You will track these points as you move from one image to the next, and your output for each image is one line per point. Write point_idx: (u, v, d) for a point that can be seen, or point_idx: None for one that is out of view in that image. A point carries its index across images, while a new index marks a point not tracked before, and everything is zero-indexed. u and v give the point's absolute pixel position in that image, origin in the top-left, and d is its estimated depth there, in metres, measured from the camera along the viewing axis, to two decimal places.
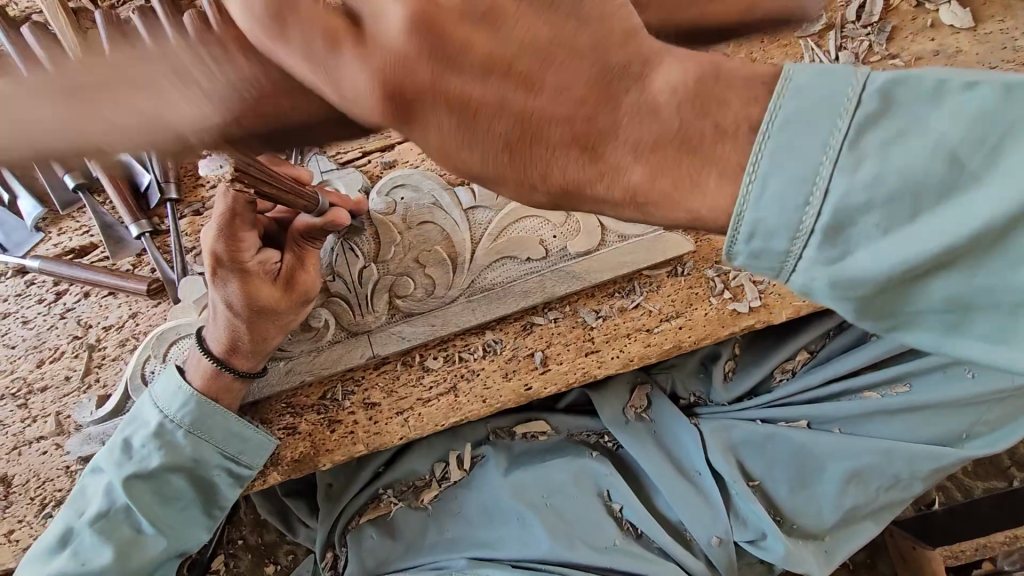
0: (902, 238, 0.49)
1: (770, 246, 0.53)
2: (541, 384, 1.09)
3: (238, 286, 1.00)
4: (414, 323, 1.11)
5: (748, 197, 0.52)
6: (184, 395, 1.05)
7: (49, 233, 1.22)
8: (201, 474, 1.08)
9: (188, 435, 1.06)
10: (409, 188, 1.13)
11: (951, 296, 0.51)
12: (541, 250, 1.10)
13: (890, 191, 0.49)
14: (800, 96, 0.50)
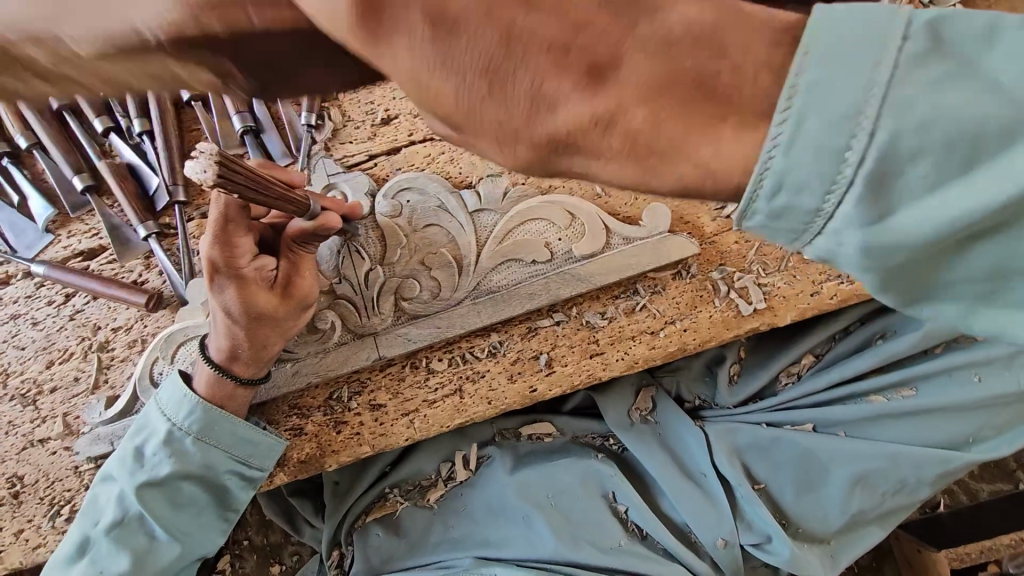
0: (948, 196, 0.44)
1: (797, 203, 0.47)
2: (546, 386, 1.10)
3: (235, 292, 1.00)
4: (420, 325, 1.12)
5: (771, 151, 0.46)
6: (191, 402, 1.05)
7: (58, 235, 1.23)
8: (212, 480, 1.09)
9: (197, 442, 1.06)
10: (415, 191, 1.14)
11: (992, 266, 0.46)
12: (546, 252, 1.10)
13: (939, 140, 0.42)
14: (841, 28, 0.43)
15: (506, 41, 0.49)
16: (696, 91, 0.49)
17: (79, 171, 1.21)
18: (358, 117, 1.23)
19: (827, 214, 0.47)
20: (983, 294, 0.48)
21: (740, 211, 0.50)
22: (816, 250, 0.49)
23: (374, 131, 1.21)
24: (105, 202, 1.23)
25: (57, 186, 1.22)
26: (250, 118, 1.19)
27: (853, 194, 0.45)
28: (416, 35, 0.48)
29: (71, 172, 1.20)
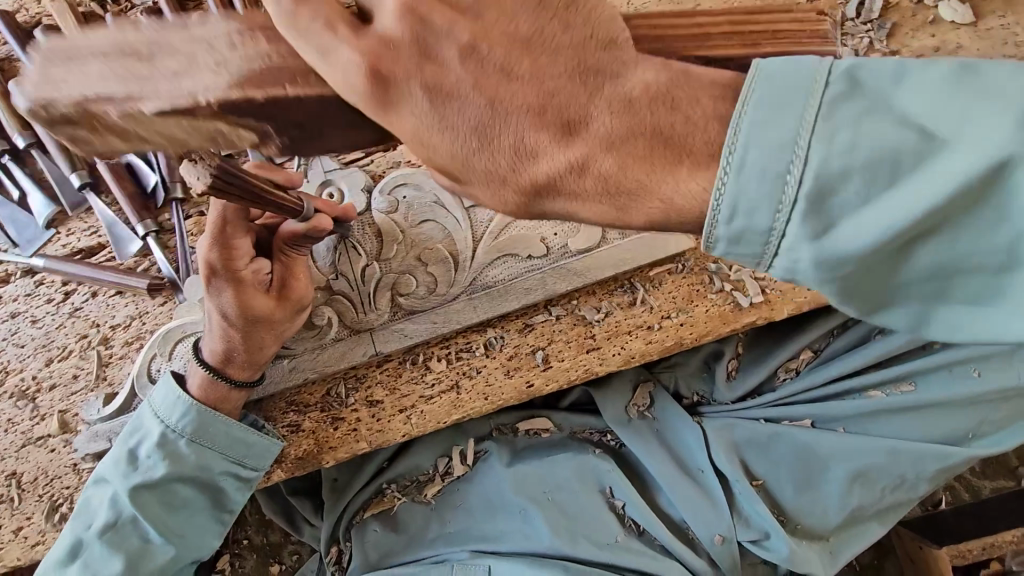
0: (882, 206, 0.51)
1: (751, 225, 0.53)
2: (542, 381, 1.10)
3: (232, 295, 1.01)
4: (416, 321, 1.12)
5: (724, 183, 0.53)
6: (185, 404, 1.05)
7: (58, 232, 1.24)
8: (207, 482, 1.10)
9: (192, 443, 1.07)
10: (411, 187, 1.14)
11: (939, 263, 0.52)
12: (542, 247, 1.10)
13: (866, 160, 0.50)
14: (769, 82, 0.52)
15: (490, 102, 0.58)
16: (655, 141, 0.57)
17: (77, 169, 1.21)
18: None
19: (784, 233, 0.53)
20: (931, 291, 0.54)
21: (704, 237, 0.56)
22: (778, 268, 0.55)
23: None
24: (104, 200, 1.24)
25: (56, 185, 1.23)
26: None
27: (798, 213, 0.52)
28: (416, 99, 0.58)
29: (69, 171, 1.21)
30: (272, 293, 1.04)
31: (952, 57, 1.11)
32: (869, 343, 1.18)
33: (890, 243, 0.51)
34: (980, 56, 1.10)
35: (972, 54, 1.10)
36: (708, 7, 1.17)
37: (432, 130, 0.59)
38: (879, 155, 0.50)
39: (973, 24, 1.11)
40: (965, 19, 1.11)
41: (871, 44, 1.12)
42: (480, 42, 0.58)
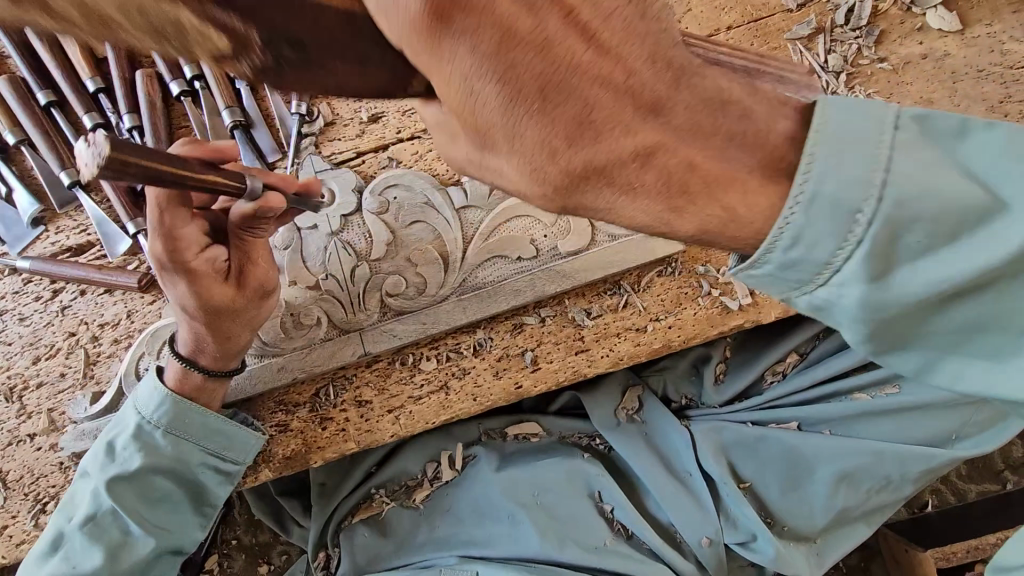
0: (943, 259, 0.57)
1: (809, 255, 0.58)
2: (531, 383, 1.11)
3: (185, 285, 1.00)
4: (405, 321, 1.12)
5: (794, 215, 0.58)
6: (160, 395, 1.06)
7: (47, 230, 1.23)
8: (185, 474, 1.10)
9: (167, 436, 1.07)
10: (401, 188, 1.14)
11: (967, 319, 0.60)
12: (531, 249, 1.10)
13: (933, 215, 0.56)
14: (838, 127, 0.56)
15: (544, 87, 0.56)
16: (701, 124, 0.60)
17: (66, 167, 1.21)
18: (347, 114, 1.22)
19: (845, 260, 0.58)
20: (944, 345, 0.62)
21: (754, 259, 0.61)
22: (807, 299, 0.62)
23: (362, 128, 1.21)
24: (94, 198, 1.23)
25: (45, 182, 1.22)
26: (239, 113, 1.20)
27: (861, 252, 0.57)
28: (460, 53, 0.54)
29: (59, 168, 1.20)
30: (231, 281, 1.02)
31: (939, 64, 1.12)
32: None
33: (933, 295, 0.58)
34: (966, 64, 1.11)
35: (959, 62, 1.11)
36: (700, 11, 1.17)
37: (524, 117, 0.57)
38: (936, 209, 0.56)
39: (960, 32, 1.12)
40: (952, 26, 1.12)
41: (859, 51, 1.14)
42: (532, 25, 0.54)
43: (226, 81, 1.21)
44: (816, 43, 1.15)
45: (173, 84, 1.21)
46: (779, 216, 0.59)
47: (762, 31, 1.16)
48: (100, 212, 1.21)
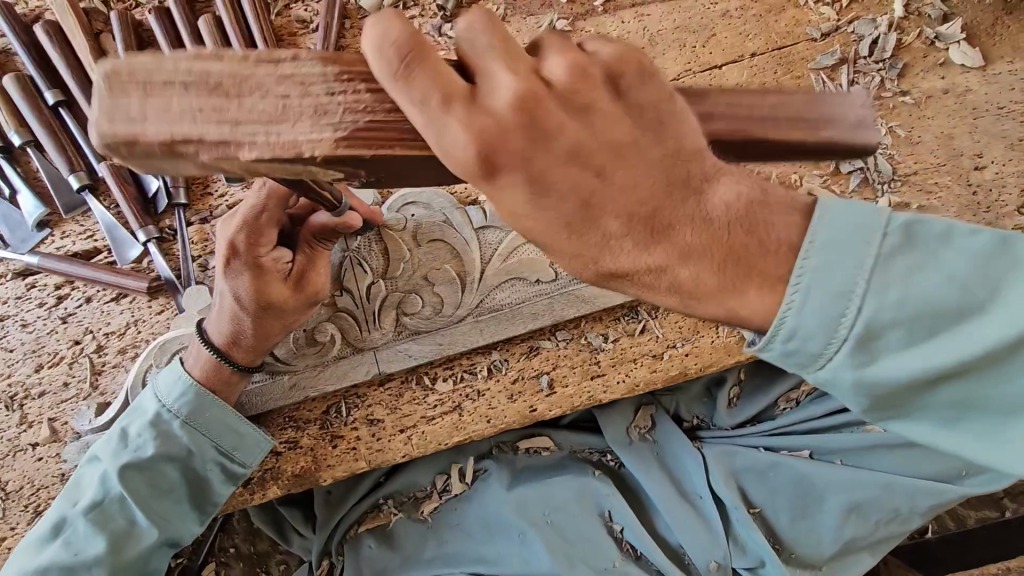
0: (930, 351, 0.58)
1: (806, 345, 0.59)
2: (546, 406, 1.11)
3: (250, 280, 0.98)
4: (421, 341, 1.10)
5: (794, 304, 0.58)
6: (182, 382, 1.04)
7: (53, 233, 1.20)
8: (195, 470, 1.06)
9: (185, 427, 1.04)
10: (420, 205, 1.12)
11: (953, 402, 0.60)
12: (551, 272, 1.09)
13: (910, 315, 0.57)
14: (833, 224, 0.58)
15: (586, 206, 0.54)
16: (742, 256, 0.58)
17: (75, 170, 1.18)
18: None
19: (832, 354, 0.59)
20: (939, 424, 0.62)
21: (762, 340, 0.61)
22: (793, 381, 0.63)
23: None
24: (103, 202, 1.20)
25: (52, 185, 1.19)
26: None
27: (848, 346, 0.58)
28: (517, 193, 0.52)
29: (66, 171, 1.17)
30: (290, 282, 1.01)
31: (961, 99, 1.13)
32: None
33: (929, 375, 0.58)
34: (987, 101, 1.12)
35: (980, 98, 1.12)
36: (724, 36, 1.17)
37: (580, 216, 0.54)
38: (897, 303, 0.57)
39: (982, 68, 1.13)
40: (975, 62, 1.13)
41: (883, 83, 1.14)
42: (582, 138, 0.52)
43: None
44: (839, 74, 1.15)
45: None
46: (782, 302, 0.58)
47: (786, 58, 1.16)
48: (109, 217, 1.18)
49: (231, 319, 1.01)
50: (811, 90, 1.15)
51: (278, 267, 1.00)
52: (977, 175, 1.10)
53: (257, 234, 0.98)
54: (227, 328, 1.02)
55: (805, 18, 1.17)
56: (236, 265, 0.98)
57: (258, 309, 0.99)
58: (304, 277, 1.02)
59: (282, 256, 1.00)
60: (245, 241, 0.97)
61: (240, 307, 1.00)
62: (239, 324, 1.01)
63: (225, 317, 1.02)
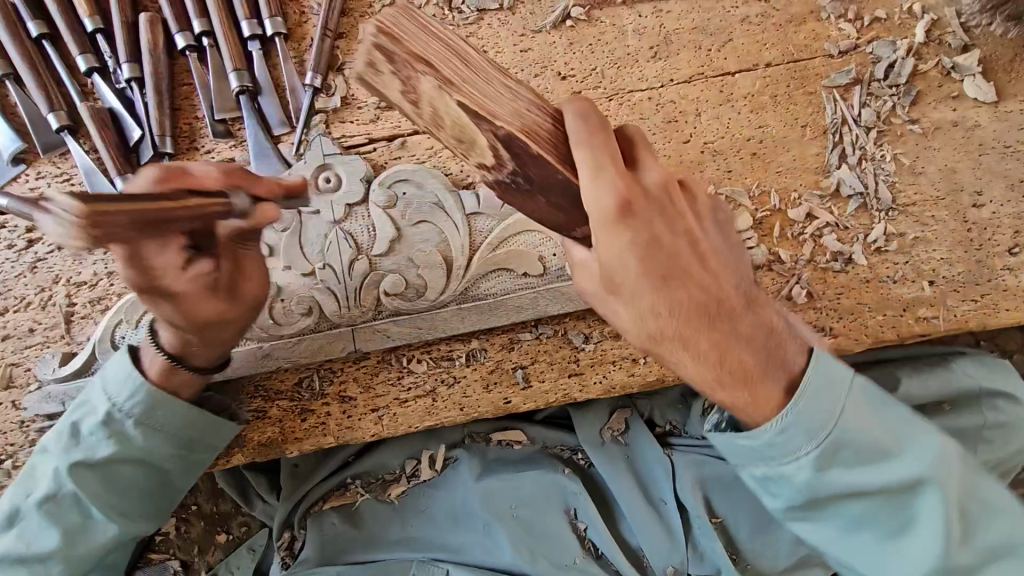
0: (856, 475, 0.81)
1: (779, 450, 0.80)
2: (520, 400, 1.10)
3: (176, 306, 0.91)
4: (400, 323, 1.08)
5: (780, 421, 0.78)
6: (135, 382, 0.99)
7: (27, 172, 1.15)
8: (154, 464, 1.03)
9: (138, 425, 1.00)
10: (411, 185, 1.09)
11: (847, 521, 0.84)
12: (539, 266, 1.07)
13: (843, 449, 0.80)
14: (820, 378, 0.79)
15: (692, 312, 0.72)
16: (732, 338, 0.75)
17: (54, 109, 1.12)
18: (362, 96, 1.16)
19: (795, 459, 0.80)
20: (845, 530, 0.85)
21: (753, 431, 0.80)
22: (762, 470, 0.82)
23: (376, 114, 1.15)
24: (82, 146, 1.15)
25: (29, 122, 1.14)
26: (249, 78, 1.14)
27: (811, 457, 0.80)
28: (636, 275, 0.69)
29: (46, 110, 1.12)
30: (221, 293, 0.93)
31: (969, 133, 1.11)
32: None
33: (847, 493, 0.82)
34: (994, 138, 1.11)
35: (988, 134, 1.11)
36: (741, 43, 1.14)
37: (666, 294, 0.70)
38: (865, 448, 0.81)
39: (994, 103, 1.12)
40: (987, 97, 1.12)
41: (893, 108, 1.12)
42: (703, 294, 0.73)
43: (237, 42, 1.14)
44: (852, 94, 1.13)
45: (179, 36, 1.13)
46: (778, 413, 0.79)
47: (801, 72, 1.14)
48: (87, 162, 1.13)
49: (169, 335, 0.97)
50: (822, 108, 1.13)
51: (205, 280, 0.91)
52: (973, 213, 1.10)
53: (134, 260, 0.84)
54: (172, 341, 0.98)
55: (824, 32, 1.14)
56: (149, 289, 0.88)
57: (195, 325, 0.94)
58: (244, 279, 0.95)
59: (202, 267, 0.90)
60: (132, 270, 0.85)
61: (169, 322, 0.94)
62: (178, 339, 0.97)
63: (165, 329, 0.97)
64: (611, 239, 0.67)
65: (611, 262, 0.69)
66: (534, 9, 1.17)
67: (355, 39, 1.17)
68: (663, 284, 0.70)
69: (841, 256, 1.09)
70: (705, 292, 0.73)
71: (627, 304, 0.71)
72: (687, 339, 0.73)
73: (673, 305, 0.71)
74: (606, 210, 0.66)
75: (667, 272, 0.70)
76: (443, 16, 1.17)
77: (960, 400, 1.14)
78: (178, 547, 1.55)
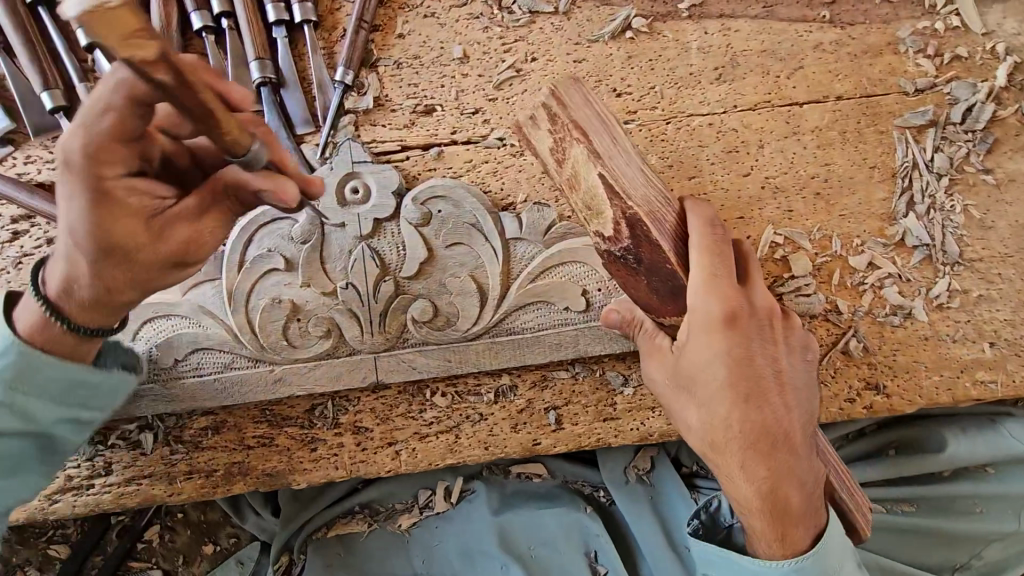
0: None
1: None
2: (551, 442, 1.02)
3: (96, 218, 0.71)
4: (428, 353, 0.99)
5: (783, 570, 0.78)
6: (1, 343, 0.76)
7: (14, 155, 1.03)
8: (29, 433, 0.81)
9: (10, 395, 0.77)
10: (448, 201, 0.99)
11: None
12: (582, 301, 0.98)
13: None
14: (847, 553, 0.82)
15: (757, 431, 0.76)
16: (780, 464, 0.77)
17: (49, 87, 1.00)
18: (397, 98, 1.05)
19: None
20: None
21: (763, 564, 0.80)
22: None
23: (411, 119, 1.05)
24: None
25: (19, 99, 1.01)
26: (272, 68, 1.02)
27: None
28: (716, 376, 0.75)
29: (39, 87, 0.99)
30: (161, 229, 0.74)
31: None
32: (882, 457, 1.14)
33: None
34: None
35: None
36: (812, 72, 1.06)
37: (739, 404, 0.75)
38: None
39: None
40: None
41: (968, 155, 1.05)
42: (774, 418, 0.76)
43: (261, 28, 1.02)
44: (925, 136, 1.05)
45: (195, 15, 1.01)
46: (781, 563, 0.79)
47: (872, 109, 1.06)
48: None
49: (63, 259, 0.75)
50: (892, 149, 1.05)
51: (147, 207, 0.73)
52: None
53: (98, 154, 0.67)
54: (58, 272, 0.76)
55: (902, 67, 1.06)
56: (77, 188, 0.69)
57: (97, 255, 0.73)
58: (174, 226, 0.75)
59: (156, 194, 0.73)
60: (86, 160, 0.67)
61: (73, 243, 0.73)
62: (72, 268, 0.75)
63: (61, 253, 0.76)
64: (706, 346, 0.75)
65: (700, 367, 0.76)
66: (592, 15, 1.06)
67: (392, 33, 1.06)
68: (740, 407, 0.75)
69: (901, 310, 1.03)
70: (776, 425, 0.76)
71: (699, 407, 0.77)
72: (738, 460, 0.77)
73: (742, 428, 0.75)
74: (706, 318, 0.75)
75: (746, 394, 0.75)
76: (492, 14, 1.06)
77: (1003, 466, 1.12)
78: (162, 555, 1.48)
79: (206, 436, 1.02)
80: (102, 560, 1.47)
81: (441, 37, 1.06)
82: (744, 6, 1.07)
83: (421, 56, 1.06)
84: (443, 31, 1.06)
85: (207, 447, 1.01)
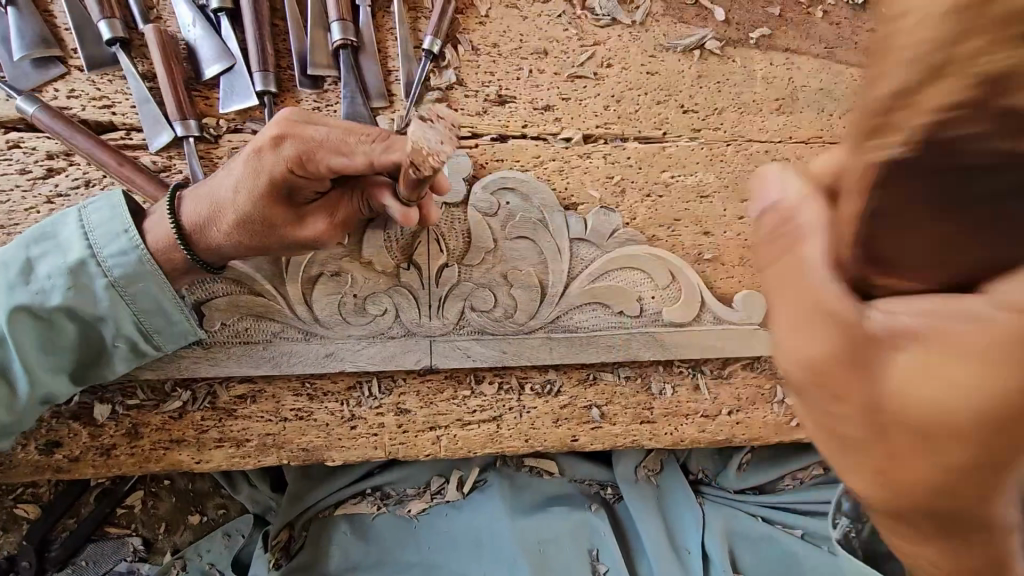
0: None
1: None
2: (589, 439, 1.06)
3: (260, 186, 0.78)
4: (485, 343, 1.00)
5: None
6: (128, 245, 0.83)
7: (57, 86, 0.95)
8: (103, 336, 0.86)
9: (110, 290, 0.84)
10: (518, 194, 0.98)
11: None
12: (634, 307, 1.02)
13: None
14: None
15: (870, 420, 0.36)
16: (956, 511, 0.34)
17: (107, 16, 0.93)
18: (471, 83, 1.02)
19: None
20: None
21: None
22: None
23: (484, 106, 1.01)
24: (137, 66, 0.97)
25: (74, 28, 0.94)
26: (352, 30, 0.98)
27: None
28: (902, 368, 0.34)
29: (97, 16, 0.92)
30: (300, 213, 0.83)
31: None
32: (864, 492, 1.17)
33: None
34: None
35: None
36: None
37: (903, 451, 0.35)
38: None
39: None
40: None
41: None
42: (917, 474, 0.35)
43: None
44: None
45: None
46: None
47: None
48: (140, 90, 0.95)
49: (215, 204, 0.81)
50: None
51: (301, 193, 0.81)
52: None
53: (305, 160, 0.76)
54: (203, 208, 0.82)
55: None
56: (266, 163, 0.77)
57: (249, 215, 0.80)
58: (315, 216, 0.83)
59: (315, 188, 0.81)
60: (291, 158, 0.76)
61: (231, 201, 0.80)
62: (221, 210, 0.81)
63: (209, 192, 0.82)
64: (939, 376, 0.32)
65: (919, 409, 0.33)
66: (669, 30, 1.04)
67: (474, 17, 1.01)
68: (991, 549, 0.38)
69: None
70: None
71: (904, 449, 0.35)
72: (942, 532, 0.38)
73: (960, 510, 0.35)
74: None
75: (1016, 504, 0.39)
76: (574, 13, 1.02)
77: None
78: (142, 522, 1.36)
79: (240, 405, 0.98)
80: (74, 523, 1.33)
81: (521, 29, 1.02)
82: (807, 44, 1.07)
83: (499, 45, 1.01)
84: (524, 24, 1.02)
85: (240, 416, 0.98)
